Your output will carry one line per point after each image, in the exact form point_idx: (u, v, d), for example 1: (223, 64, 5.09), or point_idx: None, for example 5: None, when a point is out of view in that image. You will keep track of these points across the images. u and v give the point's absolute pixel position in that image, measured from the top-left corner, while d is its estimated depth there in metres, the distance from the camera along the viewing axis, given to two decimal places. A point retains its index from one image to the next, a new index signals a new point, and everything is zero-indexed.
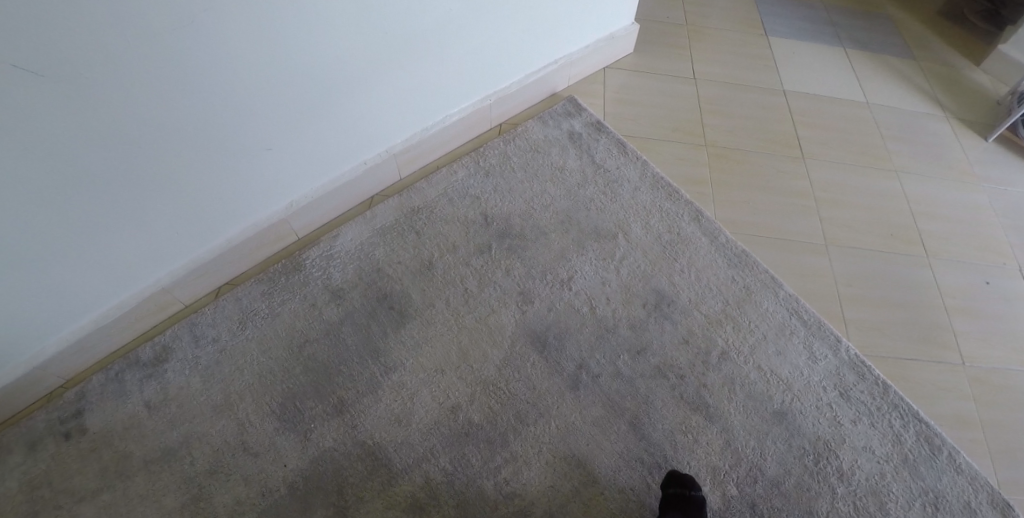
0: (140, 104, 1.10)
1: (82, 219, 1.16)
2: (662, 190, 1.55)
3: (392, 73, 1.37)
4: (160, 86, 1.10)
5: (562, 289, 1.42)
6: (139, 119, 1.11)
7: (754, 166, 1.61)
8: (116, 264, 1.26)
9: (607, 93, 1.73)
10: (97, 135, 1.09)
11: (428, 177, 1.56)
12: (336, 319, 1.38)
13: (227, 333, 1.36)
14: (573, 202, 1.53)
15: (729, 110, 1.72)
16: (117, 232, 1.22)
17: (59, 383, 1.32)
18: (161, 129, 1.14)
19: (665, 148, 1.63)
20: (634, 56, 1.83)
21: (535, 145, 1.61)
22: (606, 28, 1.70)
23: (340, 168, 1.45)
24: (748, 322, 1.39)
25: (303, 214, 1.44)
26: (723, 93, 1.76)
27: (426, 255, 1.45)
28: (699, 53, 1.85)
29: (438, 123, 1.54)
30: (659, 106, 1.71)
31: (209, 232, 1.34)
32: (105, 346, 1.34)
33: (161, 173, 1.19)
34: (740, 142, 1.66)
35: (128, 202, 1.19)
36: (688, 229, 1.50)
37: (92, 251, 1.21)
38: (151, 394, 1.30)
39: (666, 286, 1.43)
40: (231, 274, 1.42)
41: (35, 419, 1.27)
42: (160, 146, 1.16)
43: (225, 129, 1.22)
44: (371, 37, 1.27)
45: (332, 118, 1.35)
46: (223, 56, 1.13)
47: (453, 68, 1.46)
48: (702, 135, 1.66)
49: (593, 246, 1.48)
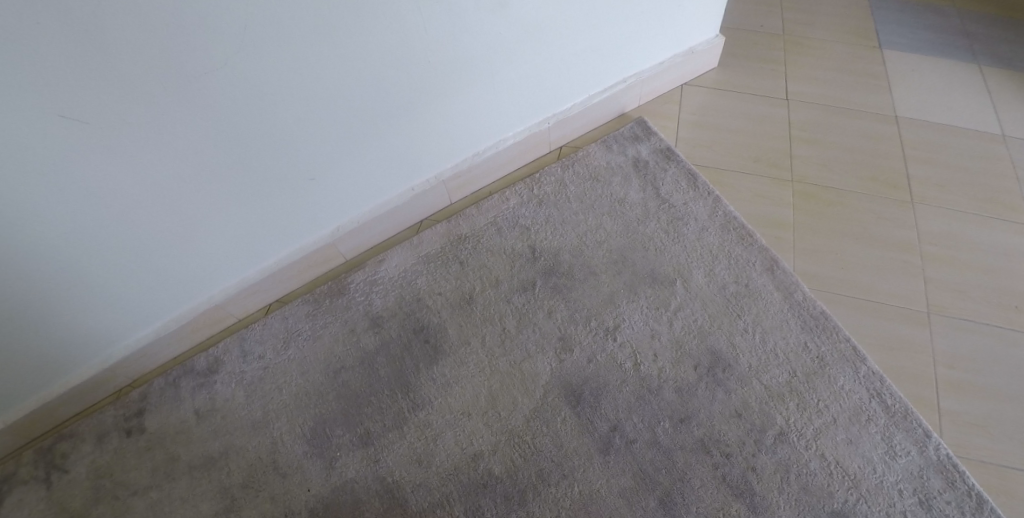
0: (186, 141, 1.11)
1: (138, 244, 1.21)
2: (733, 234, 1.40)
3: (439, 100, 1.31)
4: (205, 123, 1.10)
5: (605, 339, 1.31)
6: (186, 154, 1.13)
7: (847, 211, 1.42)
8: (173, 283, 1.32)
9: (681, 114, 1.58)
10: (147, 171, 1.11)
11: (478, 203, 1.51)
12: (371, 347, 1.37)
13: (271, 351, 1.39)
14: (630, 241, 1.41)
15: (825, 139, 1.52)
16: (172, 255, 1.26)
17: (127, 381, 1.41)
18: (208, 163, 1.16)
19: (744, 182, 1.47)
20: (718, 71, 1.66)
21: (595, 172, 1.50)
22: (684, 42, 1.55)
23: (387, 193, 1.43)
24: (815, 399, 1.21)
25: (351, 237, 1.45)
26: (818, 118, 1.56)
27: (467, 288, 1.41)
28: (796, 69, 1.65)
29: (490, 148, 1.48)
30: (742, 132, 1.54)
31: (258, 254, 1.37)
32: (166, 353, 1.41)
33: (210, 203, 1.22)
34: (835, 180, 1.46)
35: (179, 231, 1.23)
36: (758, 281, 1.34)
37: (150, 272, 1.27)
38: (200, 402, 1.36)
39: (724, 346, 1.28)
40: (281, 293, 1.46)
41: (105, 414, 1.37)
42: (207, 179, 1.18)
43: (269, 163, 1.22)
44: (417, 67, 1.23)
45: (378, 147, 1.33)
46: (265, 92, 1.11)
47: (507, 92, 1.38)
48: (789, 169, 1.48)
49: (646, 293, 1.35)
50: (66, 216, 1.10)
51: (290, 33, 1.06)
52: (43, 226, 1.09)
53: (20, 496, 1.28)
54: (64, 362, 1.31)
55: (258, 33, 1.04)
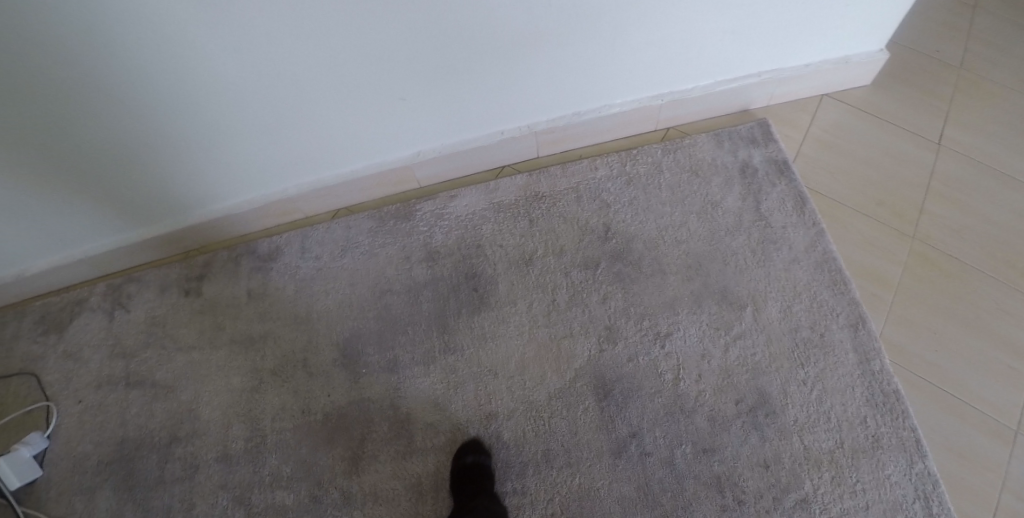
0: (294, 36, 1.08)
1: (228, 124, 1.22)
2: (826, 276, 1.28)
3: (550, 50, 1.22)
4: (314, 20, 1.06)
5: (652, 344, 1.25)
6: (291, 49, 1.10)
7: (967, 293, 1.28)
8: (253, 167, 1.34)
9: (813, 128, 1.43)
10: (250, 56, 1.09)
11: (565, 164, 1.44)
12: (421, 278, 1.36)
13: (328, 255, 1.41)
14: (711, 249, 1.31)
15: (970, 203, 1.35)
16: (259, 141, 1.27)
17: (197, 245, 1.48)
18: (310, 62, 1.13)
19: (857, 224, 1.34)
20: (870, 91, 1.47)
21: (696, 165, 1.39)
22: (841, 48, 1.37)
23: (476, 131, 1.39)
24: (854, 479, 1.15)
25: (429, 165, 1.43)
26: (969, 176, 1.37)
27: (529, 249, 1.36)
28: (963, 112, 1.44)
29: (593, 112, 1.38)
30: (876, 167, 1.38)
31: (337, 160, 1.38)
32: (235, 229, 1.47)
33: (303, 100, 1.21)
34: (962, 252, 1.31)
35: (265, 123, 1.23)
36: (836, 334, 1.24)
37: (236, 152, 1.29)
38: (254, 284, 1.41)
39: (776, 391, 1.21)
40: (351, 201, 1.47)
41: (172, 268, 1.44)
42: (306, 77, 1.16)
43: (364, 77, 1.19)
44: (535, 13, 1.14)
45: (475, 85, 1.27)
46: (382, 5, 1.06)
47: (626, 58, 1.27)
48: (914, 224, 1.33)
49: (710, 309, 1.27)
50: (167, 82, 1.10)
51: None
52: (141, 93, 1.11)
53: (86, 321, 1.40)
54: (143, 215, 1.38)
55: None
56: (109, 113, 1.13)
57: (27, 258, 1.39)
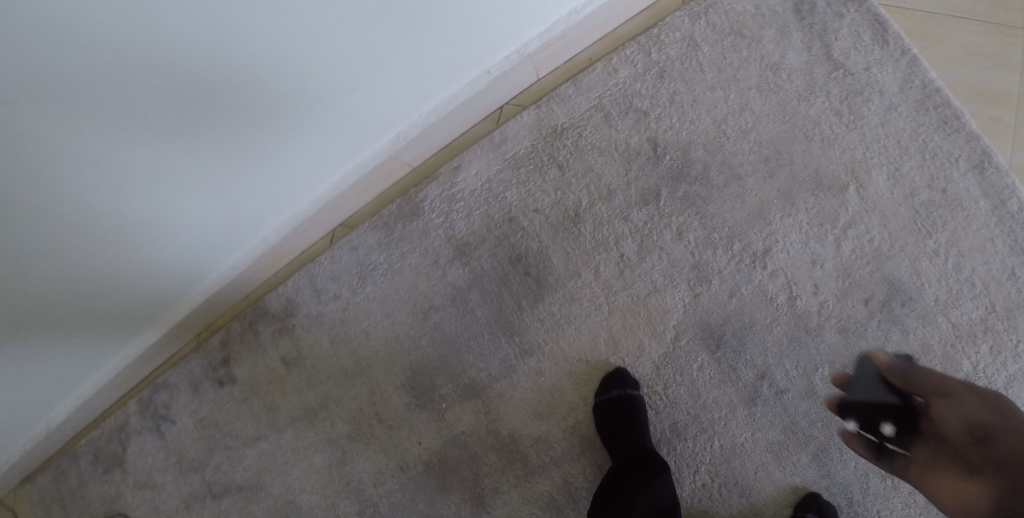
0: (207, 57, 0.79)
1: (165, 200, 0.94)
2: (932, 115, 1.07)
3: None
4: (223, 23, 0.77)
5: (752, 267, 1.07)
6: (210, 75, 0.81)
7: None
8: (223, 230, 1.09)
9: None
10: (160, 106, 0.81)
11: (574, 78, 1.16)
12: (461, 282, 1.17)
13: (348, 289, 1.21)
14: (788, 127, 1.09)
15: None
16: (212, 201, 1.01)
17: (204, 326, 1.26)
18: (239, 82, 0.85)
19: (955, 34, 1.10)
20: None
21: (739, 22, 1.11)
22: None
23: (458, 82, 1.10)
24: (1014, 341, 1.03)
25: (414, 145, 1.18)
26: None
27: (571, 203, 1.13)
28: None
29: (596, 1, 1.08)
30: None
31: (309, 183, 1.13)
32: (233, 295, 1.24)
33: (246, 132, 0.93)
34: None
35: (206, 184, 0.96)
36: (960, 185, 1.06)
37: (191, 225, 1.02)
38: (286, 349, 1.22)
39: (906, 274, 1.05)
40: (344, 214, 1.24)
41: (191, 362, 1.25)
42: (239, 103, 0.88)
43: (300, 83, 0.91)
44: None
45: (437, 33, 0.98)
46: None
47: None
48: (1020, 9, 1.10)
49: (807, 203, 1.07)
50: (67, 183, 0.82)
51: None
52: (42, 219, 0.84)
53: (141, 446, 1.24)
54: (125, 332, 1.15)
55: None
56: (13, 252, 0.85)
57: (44, 415, 1.17)
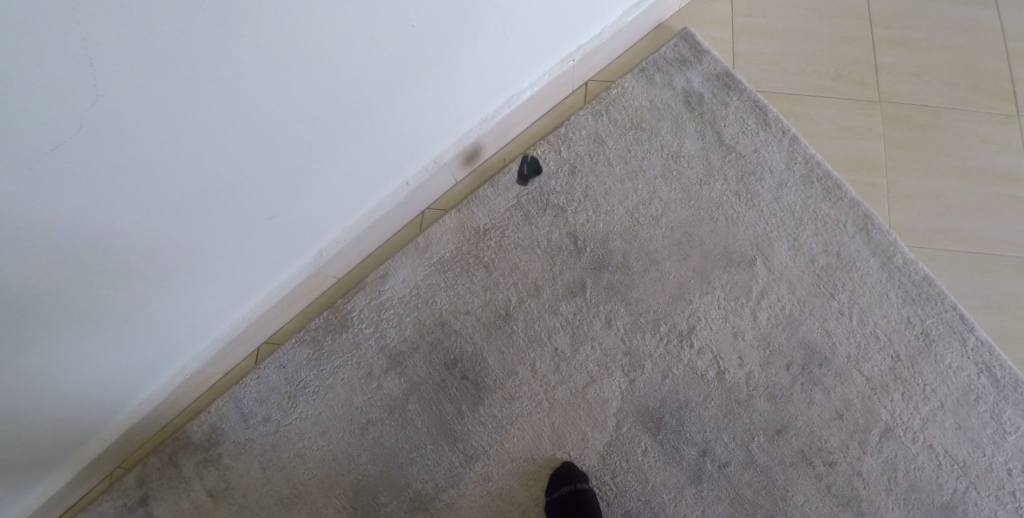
0: (129, 195, 0.80)
1: (71, 334, 0.90)
2: (817, 187, 1.17)
3: (431, 74, 1.01)
4: (140, 164, 0.78)
5: (681, 348, 1.13)
6: (124, 210, 0.81)
7: (955, 138, 1.20)
8: (136, 364, 1.04)
9: (735, 19, 1.29)
10: (74, 240, 0.80)
11: (491, 179, 1.25)
12: (399, 392, 1.15)
13: (278, 411, 1.16)
14: (694, 211, 1.18)
15: (917, 39, 1.26)
16: (125, 334, 0.97)
17: (117, 462, 1.17)
18: (156, 218, 0.85)
19: (824, 112, 1.22)
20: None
21: (637, 117, 1.24)
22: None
23: (379, 194, 1.15)
24: (922, 386, 1.08)
25: (339, 257, 1.19)
26: (904, 11, 1.28)
27: (502, 301, 1.18)
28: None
29: (504, 107, 1.20)
30: (816, 40, 1.27)
31: (233, 307, 1.11)
32: (150, 426, 1.16)
33: (161, 265, 0.92)
34: (929, 95, 1.22)
35: (125, 311, 0.94)
36: (852, 247, 1.14)
37: (102, 360, 0.98)
38: (213, 481, 1.14)
39: (819, 336, 1.11)
40: (270, 331, 1.21)
41: (103, 504, 1.14)
42: (155, 236, 0.87)
43: (224, 212, 0.92)
44: (400, 44, 0.92)
45: (359, 153, 1.03)
46: (228, 110, 0.80)
47: (522, 36, 1.08)
48: (875, 85, 1.23)
49: (721, 280, 1.15)
50: None
51: (259, 14, 0.75)
52: None
53: None
54: (27, 477, 1.04)
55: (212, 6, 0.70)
56: None
57: None
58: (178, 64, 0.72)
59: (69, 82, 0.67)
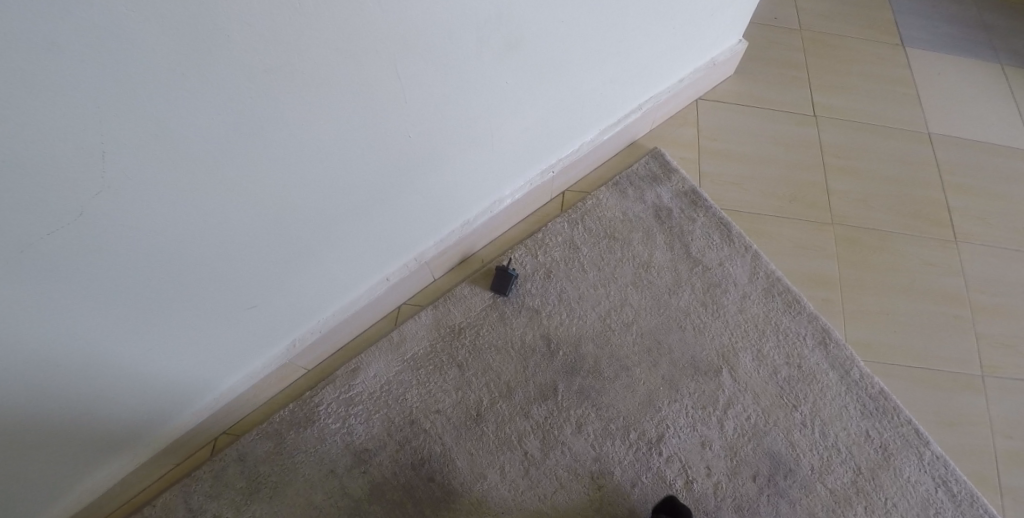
0: (129, 281, 0.84)
1: (27, 422, 0.89)
2: (778, 300, 1.24)
3: (420, 180, 1.07)
4: (122, 251, 0.81)
5: (649, 455, 1.14)
6: (113, 294, 0.84)
7: (902, 259, 1.29)
8: (98, 446, 1.03)
9: (699, 141, 1.40)
10: (74, 322, 0.83)
11: (468, 279, 1.29)
12: (361, 493, 1.14)
13: (230, 508, 1.14)
14: (662, 319, 1.23)
15: (864, 168, 1.37)
16: (82, 420, 0.96)
17: None
18: (141, 303, 0.88)
19: (783, 231, 1.30)
20: (734, 82, 1.48)
21: (610, 227, 1.30)
22: (707, 53, 1.36)
23: (358, 289, 1.18)
24: (884, 500, 1.09)
25: (312, 349, 1.20)
26: (851, 143, 1.40)
27: (473, 402, 1.19)
28: (820, 79, 1.48)
29: (485, 211, 1.25)
30: (774, 163, 1.37)
31: (199, 394, 1.11)
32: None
33: (132, 350, 0.93)
34: (876, 219, 1.32)
35: (104, 393, 0.95)
36: (812, 359, 1.19)
37: (56, 446, 0.96)
38: None
39: (783, 447, 1.13)
40: (231, 422, 1.20)
41: None
42: (137, 320, 0.90)
43: (206, 301, 0.95)
44: (394, 152, 0.98)
45: (342, 248, 1.07)
46: (219, 204, 0.84)
47: (506, 149, 1.16)
48: (828, 208, 1.33)
49: (689, 388, 1.18)
50: None
51: (263, 120, 0.80)
52: None
53: None
54: None
55: (214, 111, 0.75)
56: None
57: None
58: (176, 161, 0.77)
59: (68, 171, 0.71)
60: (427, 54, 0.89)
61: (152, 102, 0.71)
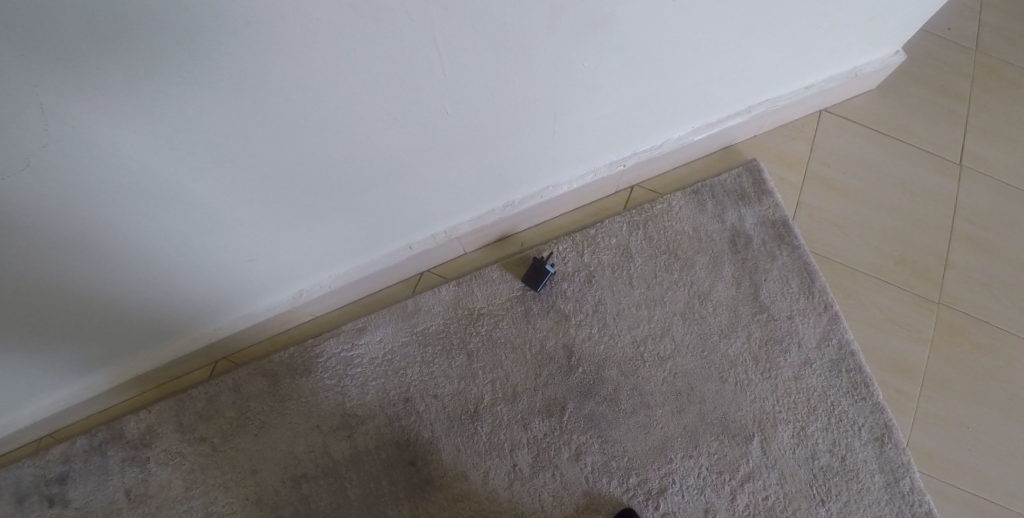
0: (126, 203, 0.76)
1: (17, 313, 0.85)
2: (843, 379, 1.06)
3: (459, 157, 0.92)
4: (113, 178, 0.72)
5: (644, 506, 1.04)
6: (109, 214, 0.77)
7: (1010, 369, 1.06)
8: (93, 351, 1.01)
9: (810, 163, 1.16)
10: (65, 233, 0.77)
11: (500, 263, 1.16)
12: (341, 457, 1.09)
13: (217, 434, 1.11)
14: (703, 363, 1.08)
15: (1002, 245, 1.12)
16: (70, 327, 0.93)
17: (48, 431, 1.13)
18: (136, 230, 0.81)
19: (875, 297, 1.10)
20: (876, 97, 1.20)
21: (674, 242, 1.12)
22: (853, 61, 1.09)
23: (378, 251, 1.09)
24: None
25: (321, 299, 1.13)
26: (998, 209, 1.13)
27: (474, 397, 1.10)
28: (986, 117, 1.19)
29: (535, 196, 1.10)
30: (893, 212, 1.13)
31: (199, 320, 1.06)
32: (89, 408, 1.12)
33: (128, 273, 0.88)
34: (994, 310, 1.09)
35: (98, 307, 0.91)
36: (859, 454, 1.03)
37: (53, 347, 0.95)
38: (132, 482, 1.09)
39: None
40: (232, 350, 1.16)
41: (23, 468, 1.11)
42: (133, 245, 0.83)
43: (206, 243, 0.89)
44: (427, 125, 0.83)
45: (361, 213, 0.97)
46: (214, 151, 0.74)
47: (571, 137, 0.99)
48: (939, 284, 1.10)
49: (709, 447, 1.05)
50: None
51: (258, 77, 0.67)
52: None
53: None
54: None
55: (201, 57, 0.63)
56: None
57: None
58: (154, 105, 0.66)
59: (26, 97, 0.61)
60: (474, 23, 0.71)
61: (137, 30, 0.59)
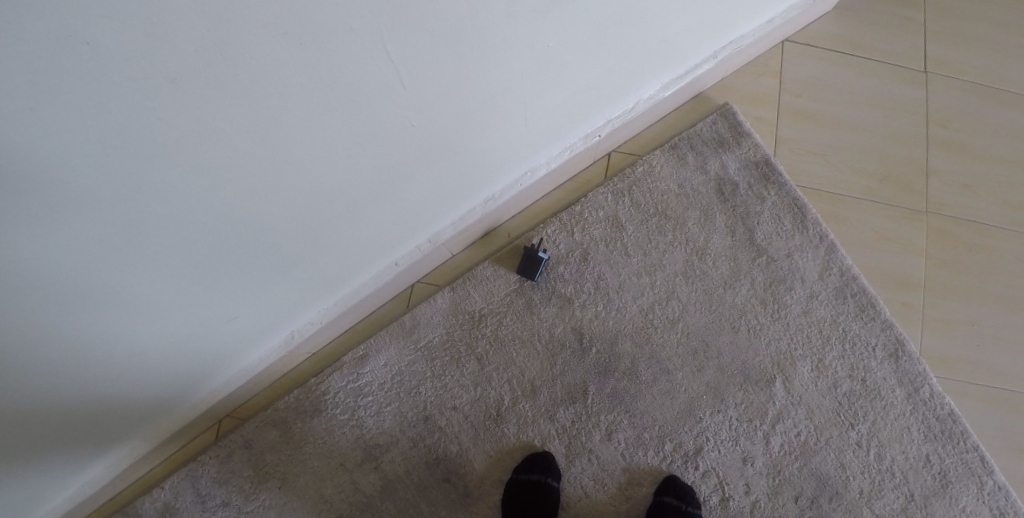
0: (93, 292, 0.69)
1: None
2: (850, 303, 1.07)
3: (433, 164, 0.87)
4: (71, 271, 0.65)
5: (684, 469, 1.04)
6: (76, 308, 0.70)
7: (1002, 262, 1.09)
8: (90, 446, 0.94)
9: (781, 97, 1.15)
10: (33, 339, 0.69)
11: (491, 258, 1.12)
12: (373, 490, 1.06)
13: (239, 496, 1.06)
14: (713, 317, 1.07)
15: (975, 143, 1.13)
16: (60, 430, 0.85)
17: None
18: (109, 316, 0.74)
19: (866, 217, 1.10)
20: (832, 19, 1.19)
21: (662, 202, 1.10)
22: None
23: (363, 275, 1.02)
24: None
25: (314, 335, 1.07)
26: (965, 108, 1.14)
27: (493, 401, 1.07)
28: (938, 20, 1.19)
29: (515, 184, 1.05)
30: (867, 131, 1.13)
31: (193, 387, 0.99)
32: (97, 500, 1.05)
33: (108, 362, 0.80)
34: (978, 207, 1.10)
35: (84, 403, 0.84)
36: (878, 373, 1.05)
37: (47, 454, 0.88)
38: None
39: (833, 468, 1.03)
40: (234, 406, 1.10)
41: None
42: (110, 330, 0.76)
43: (185, 312, 0.81)
44: (396, 141, 0.77)
45: (340, 242, 0.90)
46: (179, 219, 0.67)
47: (543, 119, 0.94)
48: (923, 192, 1.11)
49: (735, 399, 1.05)
50: None
51: (211, 131, 0.60)
52: None
53: None
54: None
55: (148, 122, 0.56)
56: None
57: None
58: (104, 183, 0.58)
59: None
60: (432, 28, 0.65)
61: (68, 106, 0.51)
